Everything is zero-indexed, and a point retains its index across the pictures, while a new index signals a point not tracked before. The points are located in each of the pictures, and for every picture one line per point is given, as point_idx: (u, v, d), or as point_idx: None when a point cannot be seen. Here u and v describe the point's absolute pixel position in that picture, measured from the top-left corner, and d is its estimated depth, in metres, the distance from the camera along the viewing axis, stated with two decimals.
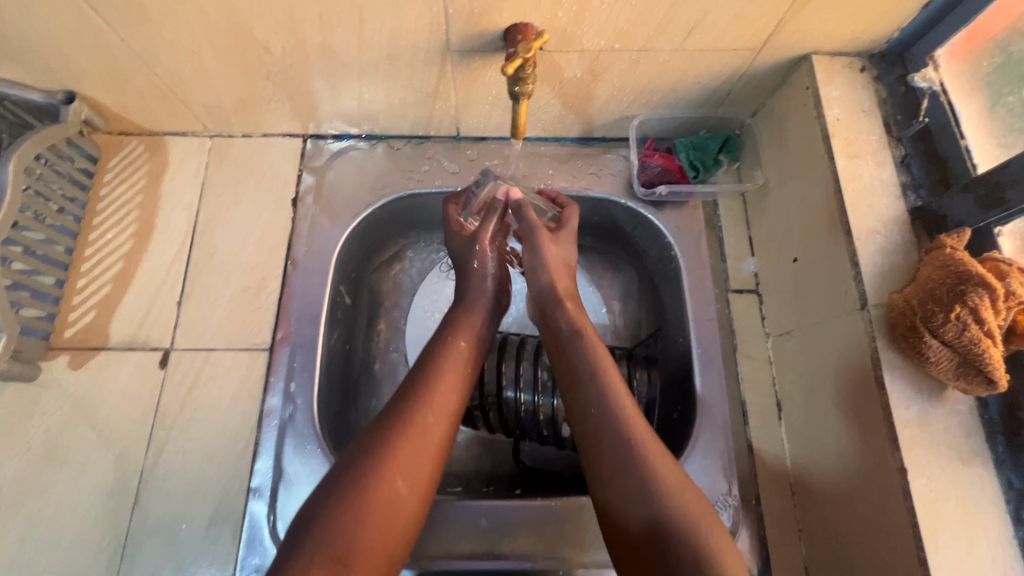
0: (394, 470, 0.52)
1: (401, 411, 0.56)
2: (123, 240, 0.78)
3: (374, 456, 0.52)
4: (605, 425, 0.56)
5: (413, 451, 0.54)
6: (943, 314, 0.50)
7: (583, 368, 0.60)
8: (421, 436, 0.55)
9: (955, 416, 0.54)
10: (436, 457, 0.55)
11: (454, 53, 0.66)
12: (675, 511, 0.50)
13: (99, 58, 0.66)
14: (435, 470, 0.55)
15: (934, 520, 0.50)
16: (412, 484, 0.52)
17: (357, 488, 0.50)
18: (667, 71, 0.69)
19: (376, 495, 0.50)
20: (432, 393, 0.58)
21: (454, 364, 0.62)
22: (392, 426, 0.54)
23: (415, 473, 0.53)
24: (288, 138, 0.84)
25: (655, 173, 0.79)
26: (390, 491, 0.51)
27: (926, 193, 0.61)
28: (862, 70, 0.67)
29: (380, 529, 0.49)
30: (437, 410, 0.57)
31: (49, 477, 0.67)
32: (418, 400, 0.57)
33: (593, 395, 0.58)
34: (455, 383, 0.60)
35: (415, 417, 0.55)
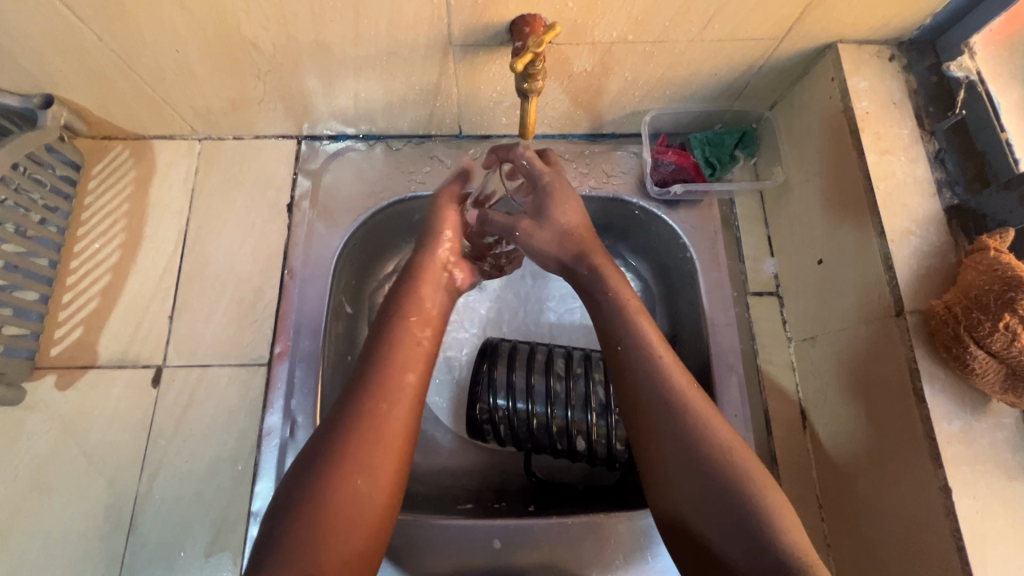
0: (351, 473, 0.46)
1: (351, 402, 0.50)
2: (110, 251, 0.74)
3: (333, 452, 0.47)
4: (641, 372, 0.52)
5: (370, 448, 0.47)
6: (990, 323, 0.47)
7: (610, 311, 0.57)
8: (379, 431, 0.49)
9: (999, 430, 0.51)
10: (400, 451, 0.49)
11: (457, 48, 0.62)
12: (733, 477, 0.46)
13: (76, 59, 0.61)
14: (403, 463, 0.49)
15: (981, 543, 0.47)
16: (372, 481, 0.47)
17: (311, 498, 0.45)
18: (683, 64, 0.65)
19: (336, 497, 0.45)
20: (389, 381, 0.51)
21: (410, 343, 0.55)
22: (348, 420, 0.49)
23: (376, 470, 0.47)
24: (282, 140, 0.79)
25: (669, 171, 0.75)
26: (349, 494, 0.45)
27: (962, 190, 0.58)
28: (891, 59, 0.63)
29: (347, 536, 0.44)
30: (393, 398, 0.50)
31: (37, 506, 0.63)
32: (375, 390, 0.50)
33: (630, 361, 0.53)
34: (416, 364, 0.54)
35: (368, 413, 0.49)
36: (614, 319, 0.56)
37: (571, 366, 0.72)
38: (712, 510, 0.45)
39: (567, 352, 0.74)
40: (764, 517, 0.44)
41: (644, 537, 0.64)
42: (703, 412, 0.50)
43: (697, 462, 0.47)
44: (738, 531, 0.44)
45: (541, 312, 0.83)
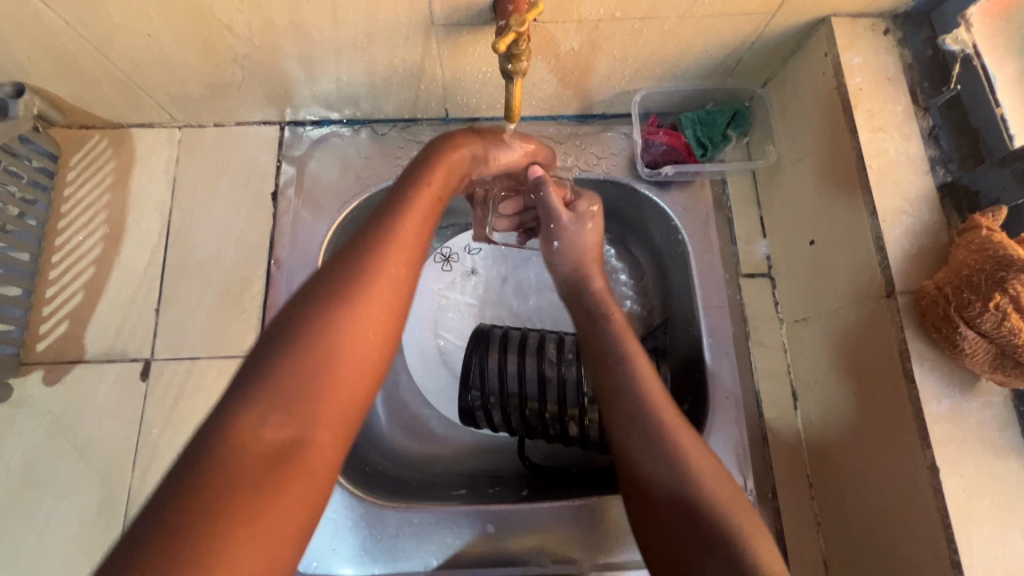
0: (342, 335, 0.41)
1: (354, 258, 0.45)
2: (93, 243, 0.72)
3: (321, 316, 0.41)
4: (623, 385, 0.54)
5: (371, 300, 0.43)
6: (980, 303, 0.47)
7: (609, 337, 0.59)
8: (375, 302, 0.43)
9: (988, 409, 0.51)
10: (392, 328, 0.44)
11: (439, 28, 0.60)
12: (681, 468, 0.48)
13: (45, 47, 0.59)
14: (401, 318, 0.45)
15: (967, 520, 0.48)
16: (375, 335, 0.43)
17: (304, 341, 0.40)
18: (673, 41, 0.63)
19: (321, 363, 0.40)
20: (392, 241, 0.47)
21: (421, 209, 0.51)
22: (340, 287, 0.42)
23: (373, 318, 0.43)
24: (265, 126, 0.77)
25: (660, 152, 0.73)
26: (347, 342, 0.41)
27: (956, 168, 0.57)
28: (885, 33, 0.61)
29: (343, 383, 0.40)
30: (401, 256, 0.46)
31: (31, 501, 0.63)
32: (370, 263, 0.44)
33: (631, 403, 0.53)
34: (419, 231, 0.50)
35: (364, 287, 0.43)
36: (611, 357, 0.57)
37: (563, 351, 0.72)
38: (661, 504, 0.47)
39: (559, 337, 0.74)
40: (714, 505, 0.46)
41: None
42: (657, 413, 0.52)
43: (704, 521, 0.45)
44: (684, 519, 0.46)
45: (531, 298, 0.82)
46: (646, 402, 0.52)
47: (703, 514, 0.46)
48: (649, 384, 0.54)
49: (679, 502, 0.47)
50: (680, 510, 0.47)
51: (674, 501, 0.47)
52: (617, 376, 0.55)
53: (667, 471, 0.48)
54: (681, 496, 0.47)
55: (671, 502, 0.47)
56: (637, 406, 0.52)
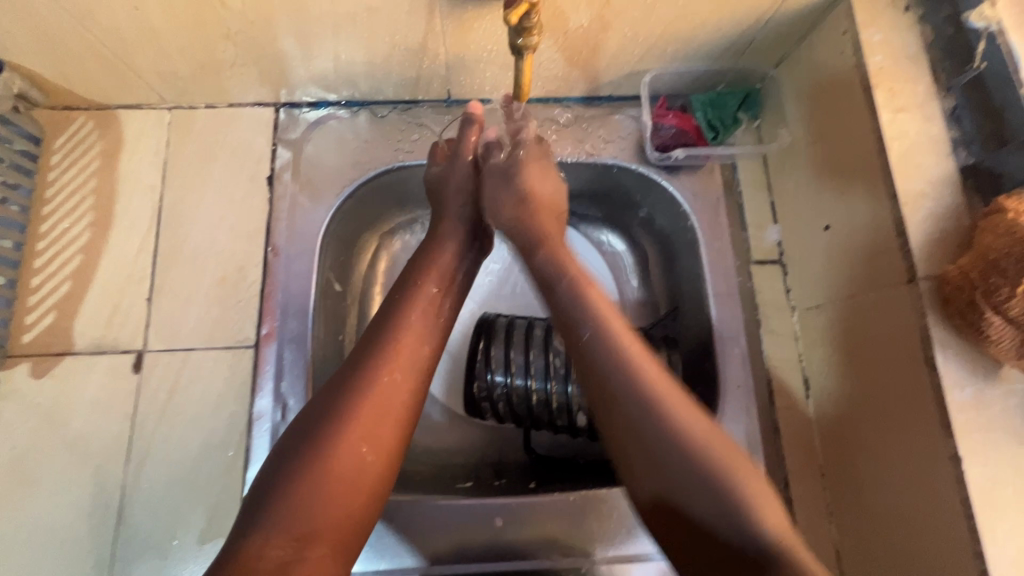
0: (352, 435, 0.45)
1: (361, 367, 0.49)
2: (80, 230, 0.69)
3: (332, 417, 0.46)
4: (606, 356, 0.50)
5: (374, 416, 0.47)
6: (1009, 288, 0.45)
7: (578, 318, 0.54)
8: (381, 395, 0.48)
9: (1012, 397, 0.49)
10: (400, 428, 0.48)
11: (443, 2, 0.57)
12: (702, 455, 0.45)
13: (24, 20, 0.56)
14: (404, 433, 0.49)
15: (992, 511, 0.47)
16: (377, 449, 0.46)
17: (311, 460, 0.44)
18: (686, 17, 0.61)
19: (335, 463, 0.44)
20: (397, 350, 0.51)
21: (426, 318, 0.55)
22: (350, 384, 0.48)
23: (377, 438, 0.47)
24: (259, 108, 0.74)
25: (669, 135, 0.71)
26: (350, 458, 0.45)
27: (979, 149, 0.55)
28: (906, 10, 0.59)
29: (344, 503, 0.44)
30: (404, 367, 0.50)
31: (20, 498, 0.61)
32: (377, 356, 0.50)
33: (594, 344, 0.51)
34: (421, 341, 0.53)
35: (373, 381, 0.48)
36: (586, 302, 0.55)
37: None
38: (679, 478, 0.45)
39: None
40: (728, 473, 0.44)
41: None
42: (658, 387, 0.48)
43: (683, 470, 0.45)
44: (705, 490, 0.44)
45: None
46: (636, 370, 0.49)
47: (724, 492, 0.44)
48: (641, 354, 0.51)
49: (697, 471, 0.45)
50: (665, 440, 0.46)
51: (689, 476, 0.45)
52: (609, 339, 0.51)
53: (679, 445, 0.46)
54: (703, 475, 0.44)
55: (684, 471, 0.45)
56: (635, 373, 0.49)
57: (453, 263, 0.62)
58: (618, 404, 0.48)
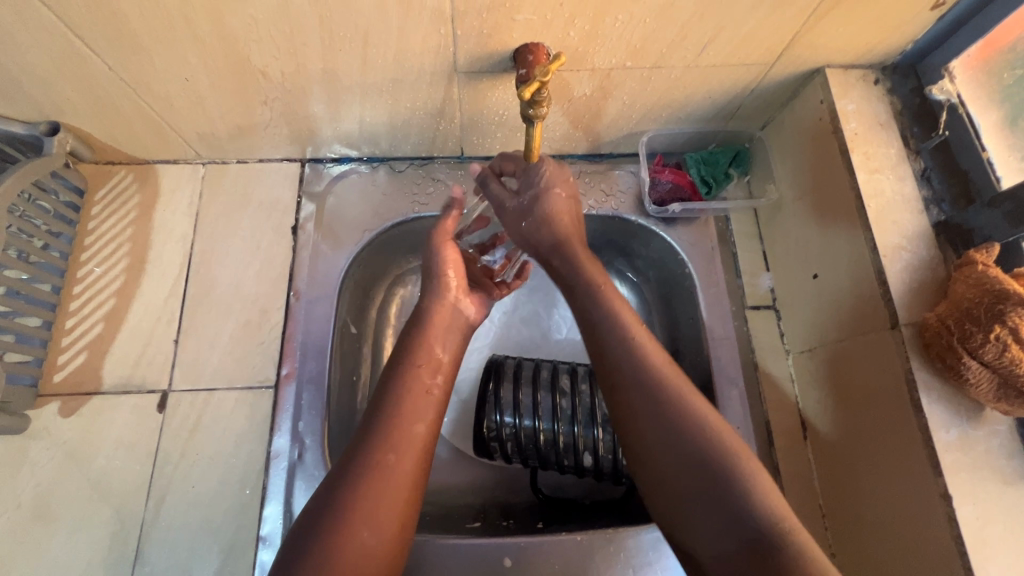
0: (355, 521, 0.46)
1: (362, 450, 0.50)
2: (114, 275, 0.74)
3: (338, 504, 0.47)
4: (635, 379, 0.50)
5: (376, 500, 0.47)
6: (981, 335, 0.49)
7: (600, 317, 0.55)
8: (383, 481, 0.48)
9: (995, 437, 0.52)
10: (405, 505, 0.49)
11: (461, 75, 0.64)
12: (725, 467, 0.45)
13: (85, 89, 0.62)
14: (410, 510, 0.49)
15: (983, 548, 0.49)
16: (379, 532, 0.47)
17: (324, 543, 0.45)
18: (679, 87, 0.67)
19: (341, 551, 0.44)
20: (395, 429, 0.51)
21: (423, 394, 0.54)
22: (353, 469, 0.48)
23: (379, 521, 0.47)
24: (286, 163, 0.80)
25: (666, 190, 0.77)
26: (354, 546, 0.45)
27: (949, 207, 0.60)
28: (875, 83, 0.66)
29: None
30: (404, 446, 0.51)
31: (41, 536, 0.62)
32: (378, 437, 0.50)
33: (616, 347, 0.52)
34: (421, 421, 0.53)
35: (375, 464, 0.49)
36: (603, 328, 0.54)
37: (576, 382, 0.74)
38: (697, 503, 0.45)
39: (571, 368, 0.75)
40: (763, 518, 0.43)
41: (654, 551, 0.65)
42: (649, 400, 0.49)
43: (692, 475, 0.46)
44: (718, 523, 0.44)
45: (548, 331, 0.84)
46: (674, 406, 0.48)
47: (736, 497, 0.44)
48: (667, 377, 0.50)
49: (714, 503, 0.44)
50: (681, 460, 0.46)
51: (720, 518, 0.44)
52: (623, 367, 0.51)
53: (704, 476, 0.45)
54: (732, 504, 0.44)
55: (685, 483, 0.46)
56: (641, 367, 0.50)
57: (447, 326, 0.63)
58: (632, 417, 0.49)
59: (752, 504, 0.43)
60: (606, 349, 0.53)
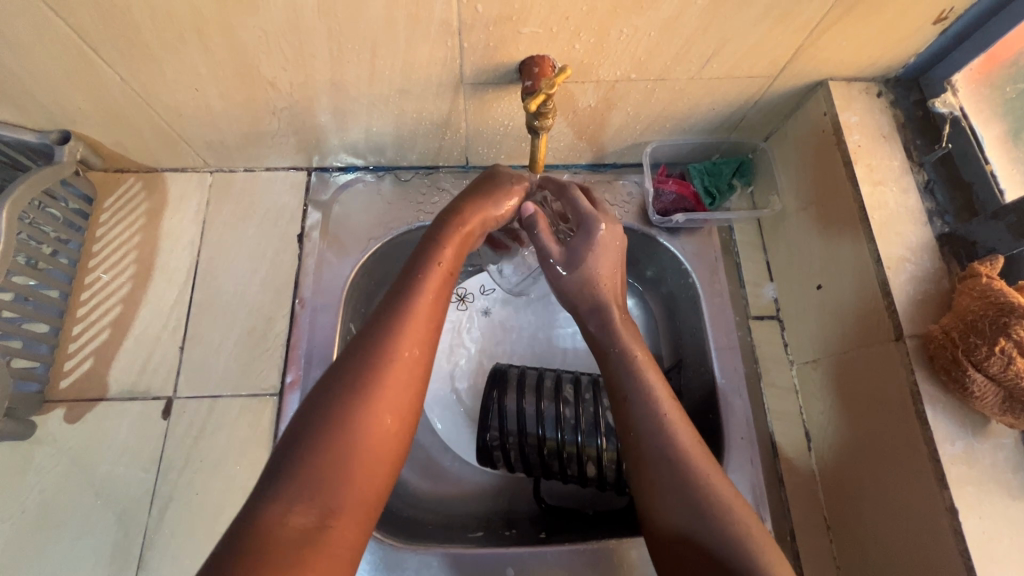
0: (372, 407, 0.45)
1: (382, 333, 0.49)
2: (121, 281, 0.74)
3: (354, 386, 0.45)
4: (647, 427, 0.52)
5: (398, 384, 0.47)
6: (986, 346, 0.49)
7: (618, 366, 0.57)
8: (398, 372, 0.47)
9: (1000, 451, 0.52)
10: (415, 403, 0.48)
11: (467, 86, 0.64)
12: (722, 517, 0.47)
13: (97, 99, 0.63)
14: (420, 399, 0.49)
15: (990, 563, 0.49)
16: (397, 417, 0.46)
17: (336, 429, 0.43)
18: (683, 98, 0.68)
19: (356, 436, 0.43)
20: (408, 320, 0.50)
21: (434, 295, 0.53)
22: (366, 357, 0.47)
23: (396, 404, 0.46)
24: (293, 171, 0.81)
25: (670, 201, 0.78)
26: (372, 428, 0.44)
27: (952, 219, 0.60)
28: (878, 95, 0.66)
29: (363, 467, 0.43)
30: (416, 338, 0.49)
31: (44, 542, 0.63)
32: (393, 330, 0.49)
33: (632, 396, 0.54)
34: (430, 321, 0.52)
35: (391, 357, 0.47)
36: (618, 374, 0.57)
37: (579, 391, 0.74)
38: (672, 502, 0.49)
39: (574, 377, 0.75)
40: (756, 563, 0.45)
41: None
42: (643, 412, 0.53)
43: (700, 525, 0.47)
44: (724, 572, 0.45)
45: (552, 340, 0.84)
46: (682, 460, 0.50)
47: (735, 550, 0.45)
48: (680, 432, 0.52)
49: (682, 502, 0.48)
50: (688, 507, 0.48)
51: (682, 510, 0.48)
52: (637, 414, 0.53)
53: (673, 476, 0.49)
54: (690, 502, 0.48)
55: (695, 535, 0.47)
56: (639, 384, 0.55)
57: None
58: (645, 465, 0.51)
59: (713, 510, 0.47)
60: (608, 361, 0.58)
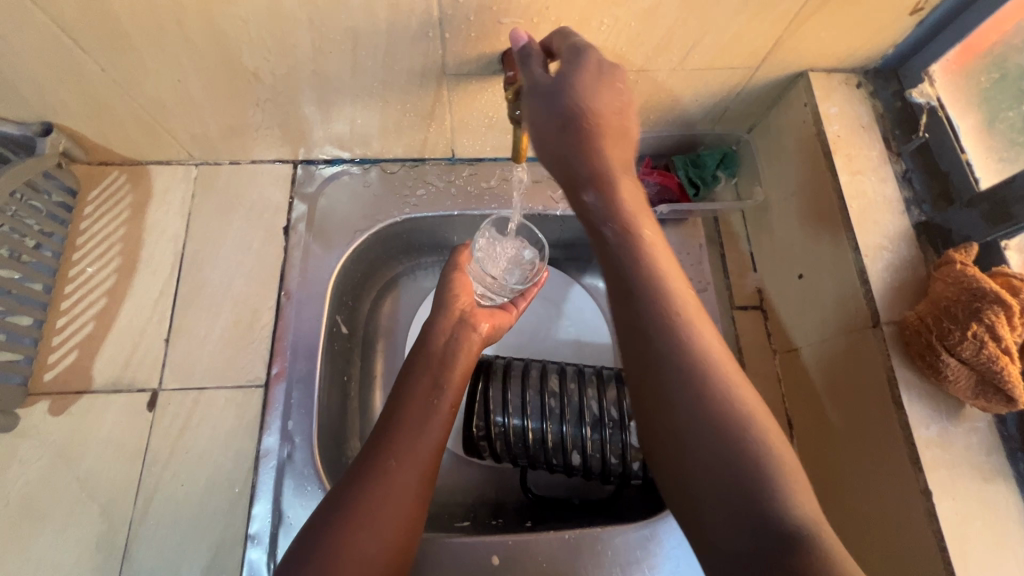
0: (356, 526, 0.50)
1: (372, 461, 0.55)
2: (106, 274, 0.74)
3: (343, 507, 0.52)
4: (636, 290, 0.44)
5: (385, 510, 0.52)
6: (959, 332, 0.50)
7: (600, 219, 0.47)
8: (384, 490, 0.53)
9: (974, 434, 0.53)
10: (407, 516, 0.53)
11: (451, 77, 0.65)
12: (760, 468, 0.38)
13: (78, 90, 0.63)
14: (414, 517, 0.54)
15: (962, 544, 0.50)
16: (379, 539, 0.51)
17: (326, 549, 0.49)
18: (666, 90, 0.68)
19: (342, 554, 0.49)
20: (394, 439, 0.57)
21: (421, 409, 0.60)
22: (357, 477, 0.54)
23: (383, 531, 0.51)
24: (279, 164, 0.81)
25: (653, 191, 0.78)
26: (353, 549, 0.49)
27: (929, 208, 0.61)
28: (858, 86, 0.67)
29: None
30: (401, 455, 0.56)
31: (28, 533, 0.63)
32: (384, 444, 0.56)
33: (625, 262, 0.46)
34: (422, 438, 0.58)
35: (378, 470, 0.54)
36: (605, 231, 0.47)
37: (565, 382, 0.74)
38: (699, 462, 0.39)
39: (560, 368, 0.76)
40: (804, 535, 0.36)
41: (640, 549, 0.65)
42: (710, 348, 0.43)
43: (729, 474, 0.39)
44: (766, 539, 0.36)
45: (550, 334, 0.85)
46: (702, 374, 0.42)
47: (768, 516, 0.37)
48: (686, 304, 0.44)
49: (722, 464, 0.39)
50: (710, 445, 0.40)
51: (708, 462, 0.39)
52: (619, 277, 0.45)
53: (700, 414, 0.41)
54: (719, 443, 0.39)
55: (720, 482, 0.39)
56: (660, 311, 0.43)
57: (444, 346, 0.66)
58: (653, 363, 0.43)
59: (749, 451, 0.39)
60: (623, 288, 0.45)
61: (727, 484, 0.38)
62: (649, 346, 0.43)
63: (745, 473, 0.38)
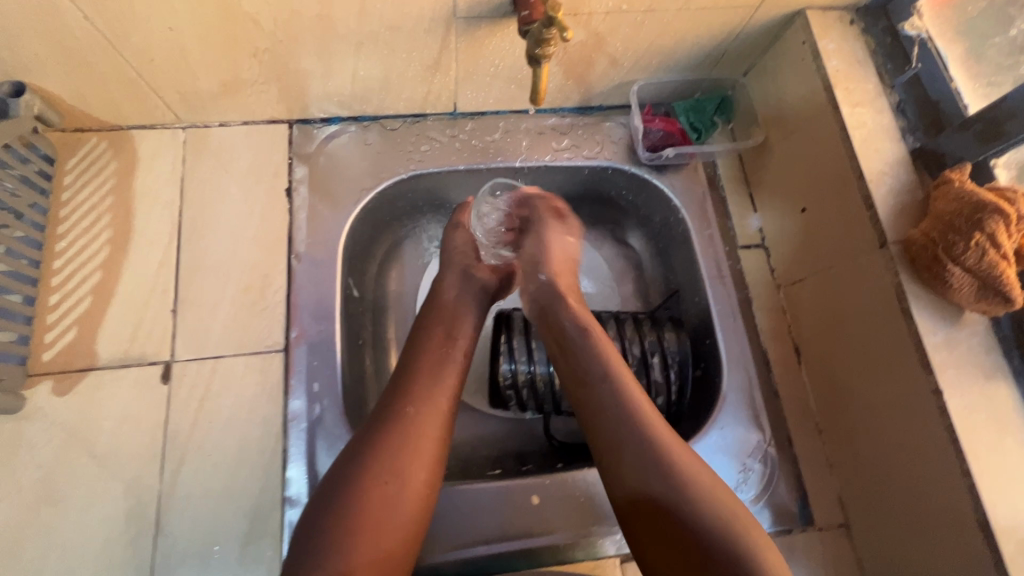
0: (379, 470, 0.50)
1: (390, 414, 0.54)
2: (97, 247, 0.70)
3: (367, 452, 0.51)
4: (586, 349, 0.59)
5: (406, 454, 0.52)
6: (964, 242, 0.54)
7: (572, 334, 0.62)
8: (405, 435, 0.52)
9: (974, 336, 0.58)
10: (430, 462, 0.53)
11: (460, 21, 0.63)
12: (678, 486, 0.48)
13: (56, 43, 0.58)
14: (437, 463, 0.54)
15: (971, 433, 0.54)
16: (404, 482, 0.51)
17: (352, 492, 0.49)
18: (670, 32, 0.69)
19: (367, 496, 0.49)
20: (411, 385, 0.56)
21: (434, 358, 0.60)
22: (378, 423, 0.53)
23: (408, 474, 0.51)
24: (272, 125, 0.77)
25: (658, 138, 0.80)
26: (378, 493, 0.49)
27: (922, 135, 0.65)
28: (851, 23, 0.70)
29: (374, 536, 0.48)
30: (419, 400, 0.55)
31: (48, 517, 0.60)
32: (401, 393, 0.56)
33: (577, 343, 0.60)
34: (440, 386, 0.58)
35: (398, 417, 0.54)
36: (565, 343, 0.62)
37: None
38: (632, 460, 0.51)
39: None
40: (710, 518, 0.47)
41: None
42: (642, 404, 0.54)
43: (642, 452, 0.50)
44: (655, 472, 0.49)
45: None
46: (637, 416, 0.53)
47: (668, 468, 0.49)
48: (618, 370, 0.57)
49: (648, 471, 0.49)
50: (645, 457, 0.50)
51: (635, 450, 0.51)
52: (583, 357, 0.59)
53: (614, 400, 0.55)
54: (634, 428, 0.52)
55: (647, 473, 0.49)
56: (607, 387, 0.56)
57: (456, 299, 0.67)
58: (594, 411, 0.55)
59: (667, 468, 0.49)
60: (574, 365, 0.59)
61: (634, 438, 0.52)
62: (600, 406, 0.55)
63: (662, 479, 0.49)
